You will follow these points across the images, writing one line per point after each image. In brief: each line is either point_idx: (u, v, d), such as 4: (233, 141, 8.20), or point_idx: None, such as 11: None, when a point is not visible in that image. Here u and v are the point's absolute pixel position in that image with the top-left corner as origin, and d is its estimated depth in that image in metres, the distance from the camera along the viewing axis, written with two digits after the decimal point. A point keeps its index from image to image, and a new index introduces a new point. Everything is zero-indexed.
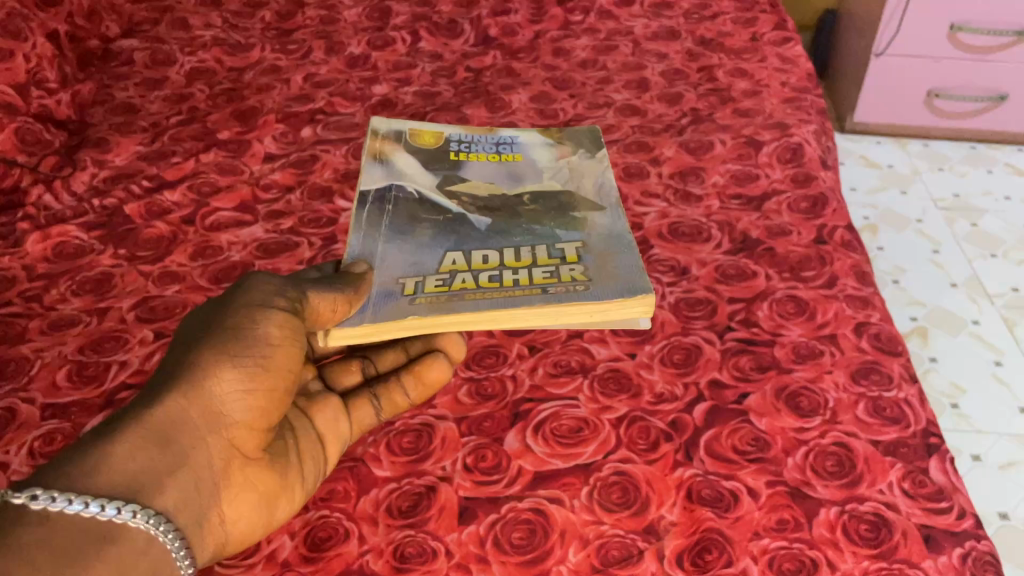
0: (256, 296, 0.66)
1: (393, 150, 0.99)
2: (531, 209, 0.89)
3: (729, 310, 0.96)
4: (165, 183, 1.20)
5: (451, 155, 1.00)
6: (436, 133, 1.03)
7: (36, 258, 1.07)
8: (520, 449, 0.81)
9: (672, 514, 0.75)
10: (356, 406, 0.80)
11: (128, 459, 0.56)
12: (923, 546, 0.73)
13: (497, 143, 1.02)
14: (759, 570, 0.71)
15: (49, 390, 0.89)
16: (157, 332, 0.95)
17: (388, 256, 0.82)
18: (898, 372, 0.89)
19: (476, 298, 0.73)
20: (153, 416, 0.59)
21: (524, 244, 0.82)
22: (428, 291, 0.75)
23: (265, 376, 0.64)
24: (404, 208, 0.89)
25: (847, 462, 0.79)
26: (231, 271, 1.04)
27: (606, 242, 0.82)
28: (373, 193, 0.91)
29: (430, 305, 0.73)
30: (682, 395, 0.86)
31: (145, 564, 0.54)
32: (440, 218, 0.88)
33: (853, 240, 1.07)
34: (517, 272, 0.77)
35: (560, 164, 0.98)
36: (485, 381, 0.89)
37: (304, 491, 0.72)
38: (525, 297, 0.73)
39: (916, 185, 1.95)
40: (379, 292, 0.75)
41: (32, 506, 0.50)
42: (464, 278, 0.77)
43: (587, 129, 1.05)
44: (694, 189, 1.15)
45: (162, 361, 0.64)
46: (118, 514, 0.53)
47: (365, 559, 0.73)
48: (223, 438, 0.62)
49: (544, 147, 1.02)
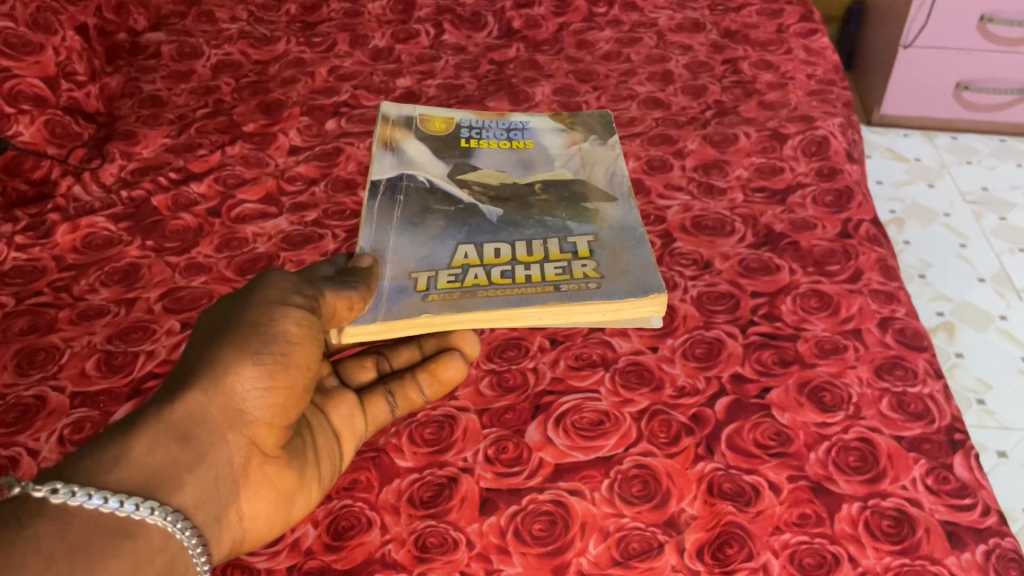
0: (275, 293, 0.66)
1: (404, 137, 1.00)
2: (542, 200, 0.89)
3: (752, 304, 0.96)
4: (192, 175, 1.21)
5: (462, 142, 1.01)
6: (446, 119, 1.04)
7: (65, 249, 1.09)
8: (541, 441, 0.82)
9: (693, 508, 0.75)
10: (371, 402, 0.80)
11: (147, 455, 0.57)
12: (946, 543, 0.72)
13: (508, 129, 1.03)
14: (781, 565, 0.71)
15: (78, 378, 0.90)
16: (183, 323, 0.96)
17: (400, 250, 0.82)
18: (922, 367, 0.88)
19: (488, 297, 0.74)
20: (173, 413, 0.59)
21: (536, 236, 0.83)
22: (441, 288, 0.76)
23: (286, 374, 0.64)
24: (415, 199, 0.89)
25: (870, 457, 0.79)
26: (256, 262, 1.05)
27: (618, 236, 0.82)
28: (385, 182, 0.92)
29: (443, 303, 0.74)
30: (704, 389, 0.86)
31: (162, 559, 0.55)
32: (452, 209, 0.88)
33: (879, 234, 1.06)
34: (530, 267, 0.78)
35: (572, 150, 0.98)
36: (506, 373, 0.89)
37: (319, 488, 0.72)
38: (536, 295, 0.73)
39: (944, 179, 1.93)
40: (393, 287, 0.77)
41: (53, 499, 0.51)
42: (478, 274, 0.78)
43: (597, 114, 1.05)
44: (717, 182, 1.14)
45: (183, 355, 0.64)
46: (137, 510, 0.54)
47: (387, 548, 0.73)
48: (242, 434, 0.62)
49: (554, 133, 1.02)
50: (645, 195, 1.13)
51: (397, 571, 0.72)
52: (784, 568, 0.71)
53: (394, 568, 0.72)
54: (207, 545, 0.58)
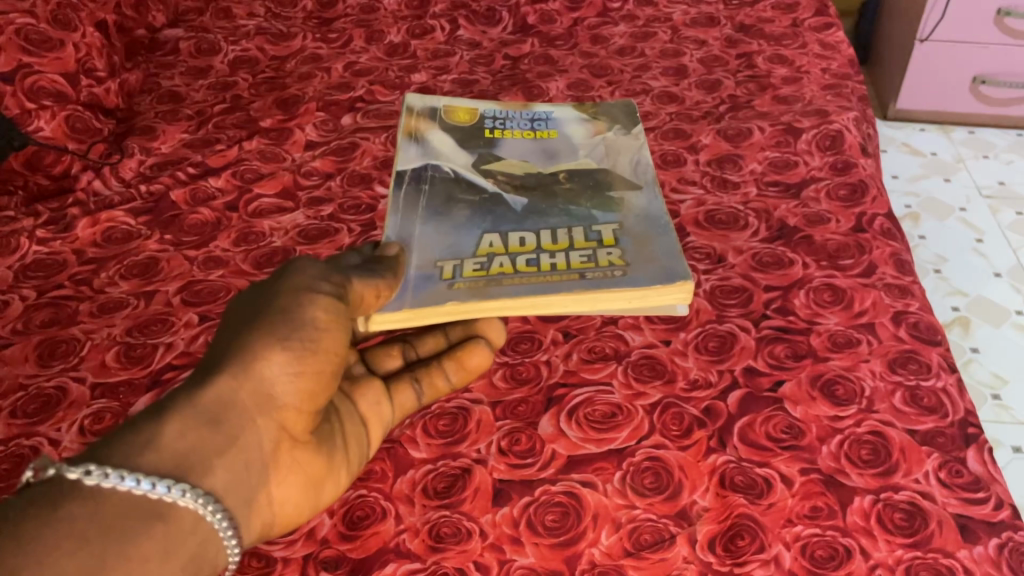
0: (302, 281, 0.66)
1: (429, 128, 1.00)
2: (567, 188, 0.89)
3: (766, 298, 0.96)
4: (209, 170, 1.22)
5: (486, 132, 1.01)
6: (470, 110, 1.04)
7: (86, 243, 1.10)
8: (554, 433, 0.82)
9: (704, 500, 0.76)
10: (398, 389, 0.80)
11: (178, 438, 0.57)
12: (958, 536, 0.72)
13: (532, 119, 1.03)
14: (792, 557, 0.71)
15: (99, 369, 0.92)
16: (202, 315, 0.98)
17: (426, 238, 0.83)
18: (936, 361, 0.88)
19: (516, 285, 0.74)
20: (204, 397, 0.60)
21: (561, 225, 0.83)
22: (467, 277, 0.77)
23: (313, 360, 0.64)
24: (440, 188, 0.90)
25: (883, 451, 0.79)
26: (273, 256, 1.06)
27: (643, 224, 0.82)
28: (410, 172, 0.92)
29: (470, 292, 0.75)
30: (716, 382, 0.86)
31: (192, 541, 0.56)
32: (477, 198, 0.89)
33: (893, 229, 1.05)
34: (555, 255, 0.79)
35: (595, 140, 0.98)
36: (520, 366, 0.90)
37: (347, 473, 0.72)
38: (563, 283, 0.74)
39: (961, 173, 1.92)
40: (419, 276, 0.77)
41: (87, 481, 0.52)
42: (505, 262, 0.79)
43: (620, 104, 1.05)
44: (731, 177, 1.14)
45: (212, 341, 0.65)
46: (168, 492, 0.55)
47: (401, 537, 0.74)
48: (272, 419, 0.63)
49: (577, 122, 1.02)
50: (659, 189, 1.13)
51: (412, 560, 0.73)
52: (795, 560, 0.71)
53: (408, 557, 0.73)
54: (236, 528, 0.59)
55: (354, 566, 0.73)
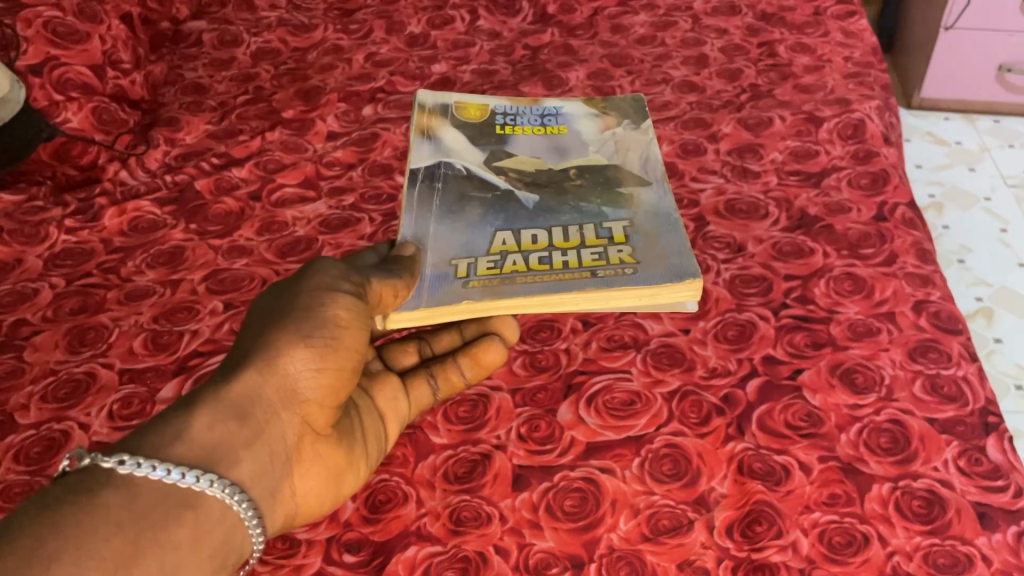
0: (324, 280, 0.68)
1: (441, 125, 1.01)
2: (577, 184, 0.90)
3: (786, 287, 0.96)
4: (233, 161, 1.24)
5: (497, 129, 1.01)
6: (481, 107, 1.04)
7: (113, 232, 1.12)
8: (573, 420, 0.83)
9: (723, 486, 0.76)
10: (414, 385, 0.82)
11: (206, 431, 0.59)
12: (977, 524, 0.72)
13: (542, 115, 1.03)
14: (810, 543, 0.72)
15: (127, 355, 0.94)
16: (227, 303, 0.99)
17: (440, 237, 0.84)
18: (957, 350, 0.88)
19: (527, 283, 0.75)
20: (230, 392, 0.61)
21: (572, 222, 0.84)
22: (480, 275, 0.78)
23: (336, 356, 0.65)
24: (453, 186, 0.91)
25: (902, 439, 0.79)
26: (296, 245, 1.07)
27: (653, 221, 0.82)
28: (423, 170, 0.93)
29: (482, 290, 0.75)
30: (735, 370, 0.87)
31: (220, 530, 0.57)
32: (489, 196, 0.89)
33: (915, 218, 1.05)
34: (567, 253, 0.79)
35: (605, 135, 0.98)
36: (539, 354, 0.91)
37: (366, 467, 0.73)
38: (574, 281, 0.74)
39: (985, 163, 1.90)
40: (433, 274, 0.78)
41: (120, 470, 0.54)
42: (518, 260, 0.79)
43: (630, 99, 1.05)
44: (752, 166, 1.14)
45: (238, 338, 0.67)
46: (197, 482, 0.56)
47: (422, 521, 0.76)
48: (296, 414, 0.64)
49: (588, 118, 1.02)
50: (678, 178, 1.14)
51: (433, 543, 0.74)
52: (813, 546, 0.71)
53: (429, 540, 0.74)
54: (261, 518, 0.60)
55: (375, 549, 0.74)
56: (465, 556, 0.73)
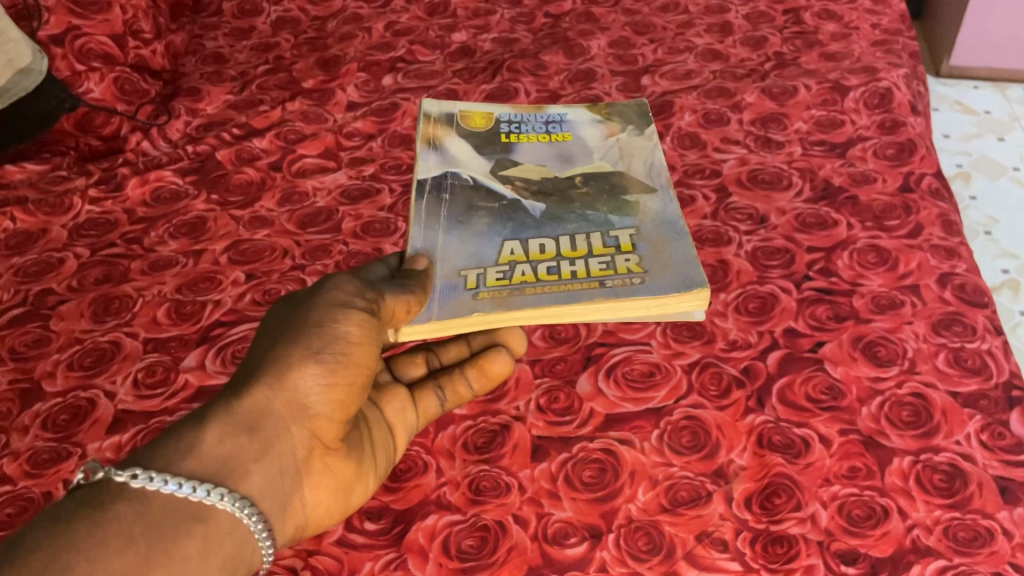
0: (337, 296, 0.67)
1: (446, 134, 0.99)
2: (583, 193, 0.89)
3: (808, 259, 0.95)
4: (254, 131, 1.24)
5: (502, 136, 1.00)
6: (485, 114, 1.03)
7: (136, 202, 1.13)
8: (592, 392, 0.83)
9: (742, 459, 0.76)
10: (421, 395, 0.79)
11: (217, 445, 0.58)
12: (998, 498, 0.72)
13: (546, 122, 1.02)
14: (829, 516, 0.71)
15: (151, 325, 0.95)
16: (248, 274, 1.00)
17: (448, 248, 0.83)
18: (981, 324, 0.86)
19: (533, 294, 0.75)
20: (241, 406, 0.61)
21: (579, 231, 0.83)
22: (487, 286, 0.78)
23: (346, 371, 0.65)
24: (461, 197, 0.90)
25: (924, 412, 0.78)
26: (317, 216, 1.08)
27: (659, 229, 0.82)
28: (430, 181, 0.92)
29: (487, 299, 0.75)
30: (756, 343, 0.86)
31: (229, 543, 0.56)
32: (496, 205, 0.89)
33: (941, 189, 1.03)
34: (577, 264, 0.78)
35: (610, 142, 0.98)
36: (559, 325, 0.91)
37: (376, 478, 0.72)
38: (580, 291, 0.74)
39: (1014, 132, 1.84)
40: (443, 285, 0.78)
41: (132, 483, 0.53)
42: (528, 270, 0.79)
43: (633, 104, 1.04)
44: (776, 136, 1.13)
45: (250, 352, 0.66)
46: (207, 495, 0.55)
47: (442, 490, 0.76)
48: (307, 428, 0.63)
49: (591, 124, 1.01)
50: (700, 148, 1.12)
51: (452, 513, 0.74)
52: (832, 518, 0.71)
53: (448, 509, 0.75)
54: (271, 531, 0.60)
55: (396, 516, 0.75)
56: (484, 525, 0.73)
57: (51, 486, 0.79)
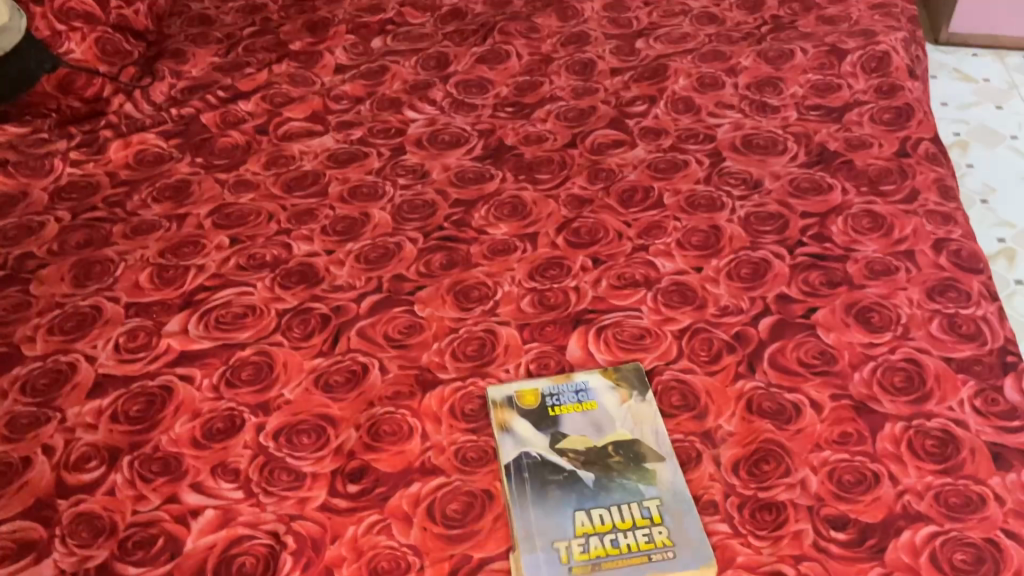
0: None
1: (447, 142, 1.10)
2: (582, 179, 1.03)
3: (802, 224, 0.94)
4: (239, 94, 1.21)
5: (499, 134, 1.11)
6: (480, 117, 1.14)
7: (118, 165, 1.11)
8: (583, 357, 0.83)
9: (730, 424, 0.75)
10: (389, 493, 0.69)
11: None
12: (992, 463, 0.71)
13: (536, 111, 1.14)
14: (819, 481, 0.70)
15: (133, 290, 0.93)
16: (232, 239, 0.99)
17: (464, 250, 0.95)
18: (976, 290, 0.85)
19: (602, 565, 0.66)
20: None
21: (585, 222, 0.97)
22: (552, 490, 0.72)
23: None
24: (468, 201, 1.01)
25: (917, 378, 0.77)
26: (303, 180, 1.06)
27: (657, 216, 0.97)
28: (437, 190, 1.03)
29: (552, 526, 0.69)
30: (748, 308, 0.85)
31: None
32: (505, 202, 1.01)
33: (938, 153, 1.01)
34: (637, 530, 0.68)
35: (600, 117, 1.11)
36: (548, 291, 0.89)
37: None
38: (628, 564, 0.66)
39: (1014, 100, 1.69)
40: (466, 286, 0.90)
41: None
42: (594, 510, 0.70)
43: (612, 75, 1.18)
44: (771, 100, 1.11)
45: None
46: None
47: (427, 455, 0.75)
48: None
49: (579, 106, 1.14)
50: (694, 113, 1.10)
51: (437, 477, 0.73)
52: (822, 484, 0.70)
53: (433, 474, 0.74)
54: None
55: (380, 479, 0.73)
56: (468, 490, 0.72)
57: (30, 451, 0.78)
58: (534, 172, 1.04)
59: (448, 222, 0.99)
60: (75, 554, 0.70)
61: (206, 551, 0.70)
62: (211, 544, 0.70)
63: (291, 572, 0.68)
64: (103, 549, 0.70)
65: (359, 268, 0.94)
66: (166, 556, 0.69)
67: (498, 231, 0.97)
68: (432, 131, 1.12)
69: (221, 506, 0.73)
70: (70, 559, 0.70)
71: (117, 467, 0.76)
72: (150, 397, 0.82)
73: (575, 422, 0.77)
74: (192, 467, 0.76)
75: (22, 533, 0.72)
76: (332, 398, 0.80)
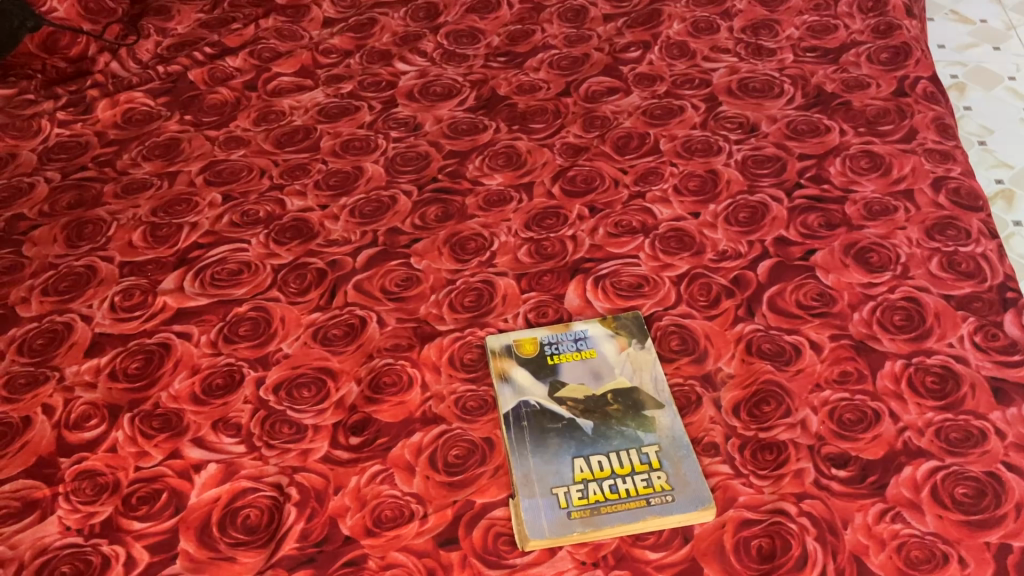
0: None
1: (439, 90, 1.09)
2: (575, 127, 1.01)
3: (800, 166, 0.93)
4: (227, 50, 1.19)
5: (490, 82, 1.09)
6: (472, 65, 1.12)
7: (107, 124, 1.10)
8: (581, 305, 0.82)
9: (730, 367, 0.75)
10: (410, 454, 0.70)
11: None
12: (992, 398, 0.71)
13: (527, 58, 1.13)
14: (820, 420, 0.70)
15: (126, 249, 0.93)
16: (225, 196, 0.98)
17: (459, 202, 0.94)
18: (976, 227, 0.84)
19: (601, 510, 0.66)
20: None
21: (579, 170, 0.96)
22: (552, 438, 0.72)
23: None
24: (462, 152, 1.00)
25: (916, 316, 0.77)
26: (294, 135, 1.05)
27: (653, 163, 0.95)
28: (429, 142, 1.02)
29: (551, 472, 0.69)
30: (746, 253, 0.84)
31: None
32: (498, 151, 0.99)
33: (937, 91, 1.00)
34: (636, 475, 0.68)
35: (591, 63, 1.10)
36: (545, 241, 0.88)
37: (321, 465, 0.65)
38: (627, 508, 0.66)
39: (1011, 41, 1.67)
40: (463, 237, 0.90)
41: None
42: (593, 457, 0.70)
43: (602, 19, 1.17)
44: (766, 43, 1.09)
45: None
46: None
47: (427, 405, 0.75)
48: None
49: (569, 52, 1.12)
50: (689, 58, 1.09)
51: (438, 426, 0.73)
52: (822, 423, 0.70)
53: (434, 422, 0.74)
54: None
55: (380, 429, 0.73)
56: (471, 439, 0.72)
57: (29, 410, 0.78)
58: (528, 122, 1.03)
59: (442, 173, 0.98)
60: (79, 511, 0.70)
61: (210, 505, 0.70)
62: (215, 497, 0.70)
63: (295, 523, 0.68)
64: (107, 505, 0.70)
65: (353, 222, 0.93)
66: (170, 510, 0.69)
67: (493, 181, 0.96)
68: (424, 83, 1.10)
69: (224, 461, 0.73)
70: (75, 519, 0.70)
71: (117, 424, 0.76)
72: (147, 354, 0.81)
73: (575, 371, 0.77)
74: (193, 423, 0.75)
75: (25, 491, 0.72)
76: (331, 352, 0.80)
